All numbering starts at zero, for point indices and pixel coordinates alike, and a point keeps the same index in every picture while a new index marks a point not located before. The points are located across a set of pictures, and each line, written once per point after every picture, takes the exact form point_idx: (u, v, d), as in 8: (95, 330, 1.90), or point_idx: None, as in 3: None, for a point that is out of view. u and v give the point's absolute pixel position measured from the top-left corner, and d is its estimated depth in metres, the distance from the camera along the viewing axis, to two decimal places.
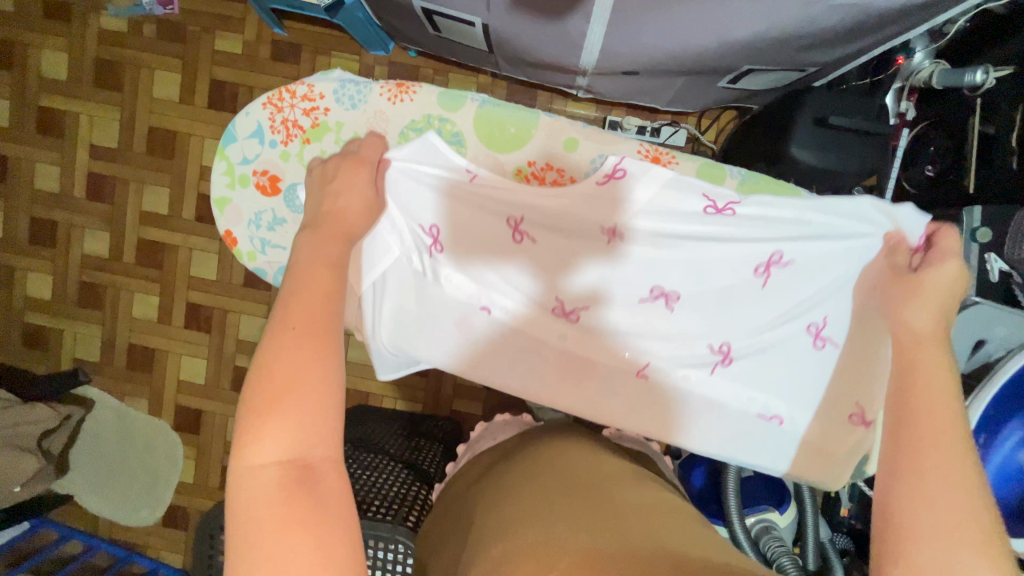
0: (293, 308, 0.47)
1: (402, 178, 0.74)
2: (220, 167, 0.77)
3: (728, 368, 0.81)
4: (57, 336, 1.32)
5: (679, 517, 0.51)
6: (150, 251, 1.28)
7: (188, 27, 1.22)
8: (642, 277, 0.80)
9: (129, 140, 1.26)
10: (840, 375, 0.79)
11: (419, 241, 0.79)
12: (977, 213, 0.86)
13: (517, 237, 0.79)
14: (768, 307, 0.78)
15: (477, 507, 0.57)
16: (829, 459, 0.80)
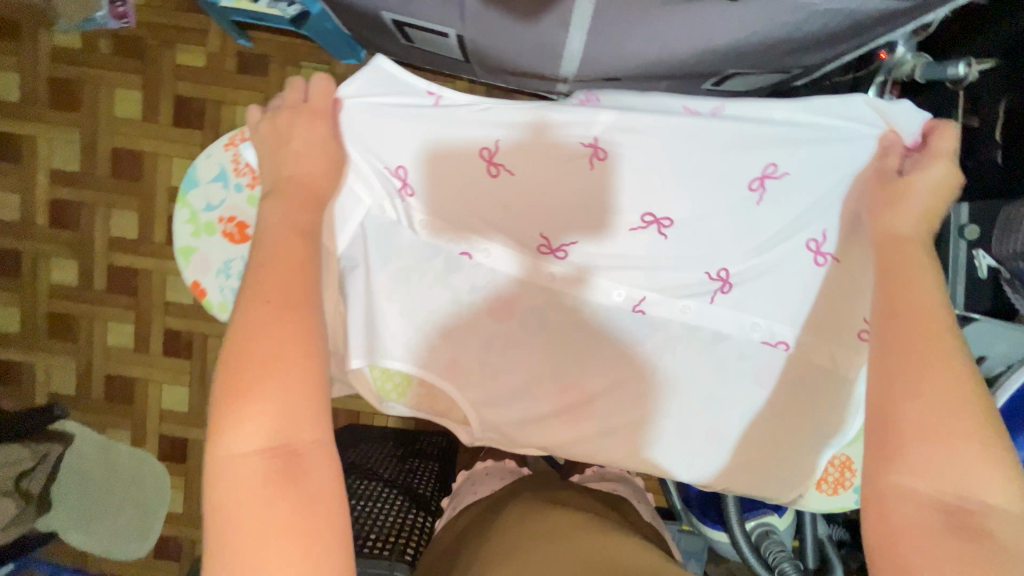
0: (270, 288, 0.49)
1: (362, 116, 0.61)
2: (182, 215, 0.70)
3: (728, 295, 0.74)
4: (30, 371, 1.27)
5: (659, 562, 0.52)
6: (122, 278, 1.23)
7: (146, 41, 1.16)
8: (637, 200, 0.68)
9: (93, 164, 1.20)
10: (835, 292, 0.71)
11: (387, 185, 0.66)
12: (964, 211, 0.85)
13: (492, 171, 0.65)
14: (763, 226, 0.69)
15: (467, 554, 0.59)
16: (829, 391, 0.74)
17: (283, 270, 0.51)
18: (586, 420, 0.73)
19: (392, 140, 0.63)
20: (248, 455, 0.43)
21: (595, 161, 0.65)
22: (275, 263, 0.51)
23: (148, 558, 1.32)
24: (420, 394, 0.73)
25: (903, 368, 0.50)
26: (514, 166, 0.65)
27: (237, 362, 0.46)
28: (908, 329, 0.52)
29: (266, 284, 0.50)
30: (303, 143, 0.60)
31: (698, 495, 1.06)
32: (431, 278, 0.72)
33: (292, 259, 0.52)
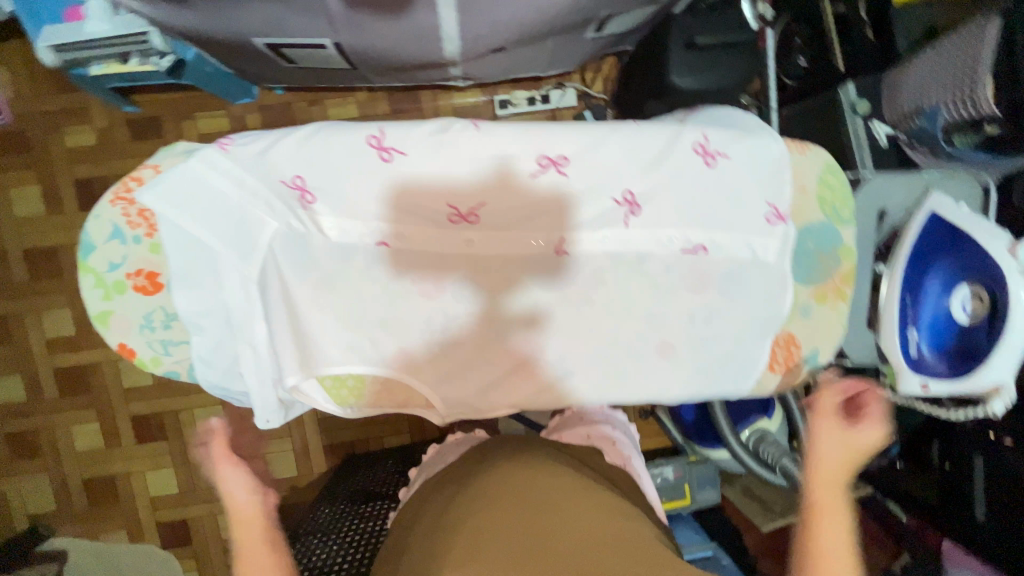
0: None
1: (199, 172, 0.46)
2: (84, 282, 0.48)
3: (639, 214, 0.49)
4: (2, 500, 1.21)
5: (623, 525, 0.57)
6: (72, 378, 1.18)
7: (28, 133, 1.11)
8: (524, 128, 0.48)
9: (7, 272, 1.14)
10: (747, 182, 0.49)
11: (278, 198, 0.47)
12: (851, 90, 0.89)
13: (385, 155, 0.47)
14: (641, 139, 0.48)
15: (435, 530, 0.59)
16: (767, 288, 0.51)
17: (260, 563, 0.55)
18: (540, 374, 0.51)
19: (265, 159, 0.46)
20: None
21: (479, 123, 0.48)
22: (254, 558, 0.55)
23: None
24: (387, 395, 0.52)
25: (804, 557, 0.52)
26: (407, 145, 0.47)
27: None
28: (824, 517, 0.54)
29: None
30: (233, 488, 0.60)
31: (693, 423, 1.11)
32: (358, 297, 0.49)
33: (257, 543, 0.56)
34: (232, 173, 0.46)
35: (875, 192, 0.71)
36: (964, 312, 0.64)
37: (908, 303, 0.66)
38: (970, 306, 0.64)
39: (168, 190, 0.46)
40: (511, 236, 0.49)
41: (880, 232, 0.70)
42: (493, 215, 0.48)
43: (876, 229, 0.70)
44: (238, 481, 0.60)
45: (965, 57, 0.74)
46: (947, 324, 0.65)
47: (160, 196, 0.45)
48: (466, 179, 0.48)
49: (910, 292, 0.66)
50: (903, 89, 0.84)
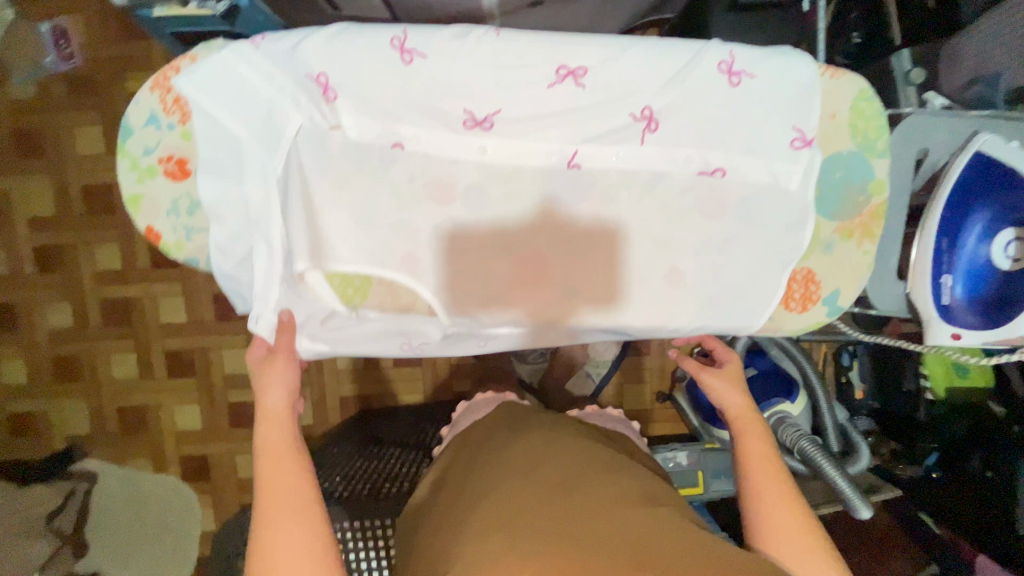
0: (268, 498, 0.49)
1: (236, 64, 0.52)
2: (123, 164, 0.55)
3: (657, 133, 0.58)
4: (43, 419, 1.29)
5: (655, 513, 0.55)
6: (117, 310, 1.26)
7: (96, 76, 1.19)
8: (542, 43, 0.54)
9: (67, 204, 1.23)
10: (760, 113, 0.58)
11: (306, 93, 0.54)
12: (906, 56, 0.83)
13: (406, 58, 0.53)
14: (661, 60, 0.55)
15: (460, 502, 0.60)
16: (766, 212, 0.63)
17: (280, 483, 0.50)
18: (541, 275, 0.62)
19: (295, 55, 0.52)
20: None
21: (500, 30, 0.54)
22: (273, 481, 0.50)
23: None
24: (388, 294, 0.63)
25: (757, 503, 0.58)
26: (429, 48, 0.53)
27: None
28: (761, 467, 0.60)
29: (272, 493, 0.50)
30: (270, 385, 0.54)
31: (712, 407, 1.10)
32: (375, 193, 0.60)
33: (280, 449, 0.52)
34: (262, 66, 0.52)
35: (914, 131, 0.67)
36: (1006, 257, 0.63)
37: (944, 247, 0.64)
38: (1011, 250, 0.63)
39: (203, 77, 0.52)
40: (521, 143, 0.58)
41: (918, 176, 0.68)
42: (506, 122, 0.57)
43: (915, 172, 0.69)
44: (279, 385, 0.54)
45: None
46: (987, 270, 0.64)
47: (197, 88, 0.52)
48: (481, 90, 0.55)
49: (946, 236, 0.64)
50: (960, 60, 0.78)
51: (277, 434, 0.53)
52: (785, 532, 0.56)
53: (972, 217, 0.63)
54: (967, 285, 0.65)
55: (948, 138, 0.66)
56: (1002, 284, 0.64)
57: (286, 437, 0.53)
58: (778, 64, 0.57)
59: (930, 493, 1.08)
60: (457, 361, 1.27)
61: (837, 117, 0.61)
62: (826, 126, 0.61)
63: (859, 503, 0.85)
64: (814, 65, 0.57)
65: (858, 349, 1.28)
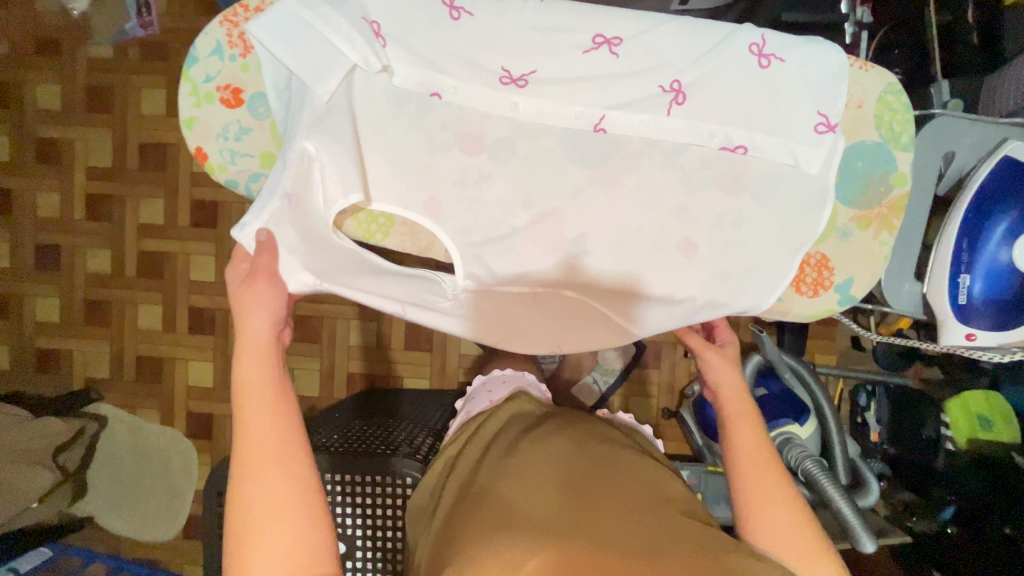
0: (250, 442, 0.50)
1: (298, 11, 0.57)
2: (183, 89, 0.62)
3: (683, 107, 0.63)
4: (67, 358, 1.35)
5: (642, 509, 0.52)
6: (151, 263, 1.32)
7: (169, 44, 1.29)
8: (583, 12, 0.59)
9: (123, 158, 1.31)
10: (782, 97, 0.61)
11: (361, 35, 0.59)
12: (944, 89, 0.85)
13: (454, 14, 0.60)
14: (689, 36, 0.59)
15: (466, 494, 0.60)
16: (781, 195, 0.65)
17: (260, 423, 0.51)
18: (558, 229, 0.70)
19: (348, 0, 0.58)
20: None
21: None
22: (254, 421, 0.51)
23: (176, 540, 1.34)
24: (407, 235, 0.72)
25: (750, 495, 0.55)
26: (475, 7, 0.60)
27: (263, 543, 0.47)
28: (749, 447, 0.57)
29: (255, 441, 0.50)
30: (253, 314, 0.55)
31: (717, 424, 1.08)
32: (395, 139, 0.67)
33: (256, 389, 0.52)
34: (320, 10, 0.57)
35: (942, 134, 0.67)
36: None
37: (964, 248, 0.63)
38: None
39: (269, 18, 0.57)
40: (555, 101, 0.65)
41: (942, 182, 0.69)
42: (540, 82, 0.63)
43: (938, 180, 0.69)
44: (259, 314, 0.55)
45: None
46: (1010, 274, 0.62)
47: (260, 26, 0.56)
48: (520, 52, 0.62)
49: (966, 237, 0.63)
50: (1003, 92, 0.79)
51: (257, 371, 0.53)
52: (777, 528, 0.53)
53: (994, 218, 0.62)
54: (985, 287, 0.63)
55: (977, 144, 0.66)
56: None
57: (266, 374, 0.53)
58: (810, 51, 0.59)
59: (947, 550, 1.02)
60: (467, 351, 1.28)
61: (864, 107, 0.64)
62: (852, 114, 0.65)
63: (859, 533, 0.82)
64: (845, 53, 0.60)
65: (877, 390, 1.24)
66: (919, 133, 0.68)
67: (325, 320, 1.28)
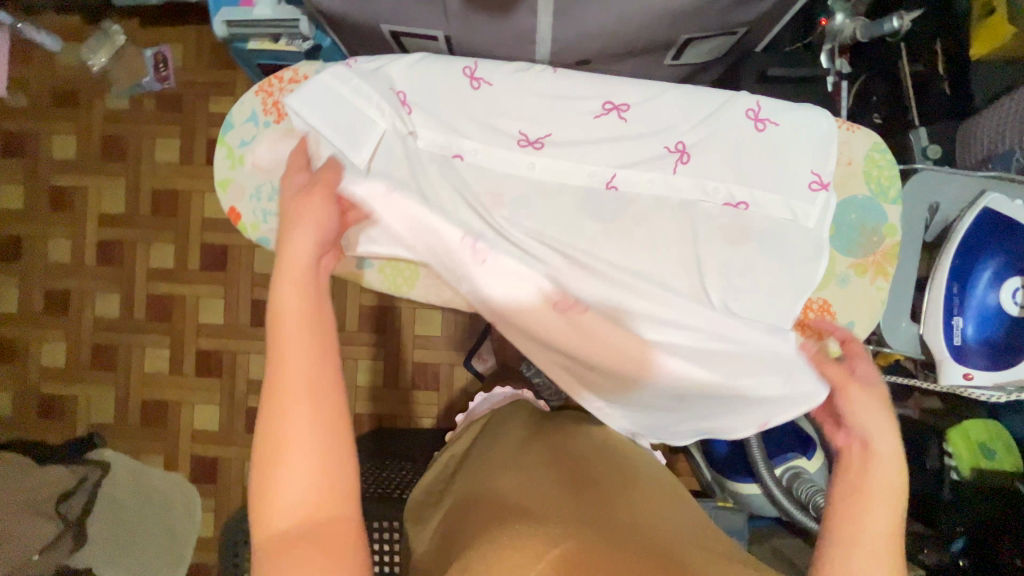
0: (284, 366, 0.46)
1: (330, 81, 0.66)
2: (220, 153, 0.69)
3: (688, 166, 0.68)
4: (71, 402, 1.34)
5: (631, 504, 0.59)
6: (160, 306, 1.33)
7: (184, 96, 1.34)
8: (593, 86, 0.68)
9: (136, 204, 1.34)
10: (775, 153, 0.68)
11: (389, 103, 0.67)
12: (923, 134, 0.91)
13: (474, 85, 0.69)
14: (686, 106, 0.68)
15: (469, 502, 0.62)
16: (788, 242, 0.67)
17: (296, 348, 0.47)
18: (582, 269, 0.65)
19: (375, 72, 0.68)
20: (276, 543, 0.43)
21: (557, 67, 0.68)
22: (290, 342, 0.47)
23: None
24: (435, 285, 0.72)
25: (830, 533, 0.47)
26: (495, 78, 0.68)
27: (278, 465, 0.44)
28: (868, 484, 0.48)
29: (290, 368, 0.46)
30: (301, 234, 0.52)
31: (724, 457, 1.08)
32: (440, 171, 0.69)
33: (293, 310, 0.48)
34: (352, 81, 0.67)
35: (927, 186, 0.73)
36: (1014, 302, 0.67)
37: (954, 291, 0.68)
38: (1019, 297, 0.67)
39: (305, 92, 0.66)
40: (571, 154, 0.69)
41: (930, 229, 0.73)
42: (554, 144, 0.70)
43: (926, 225, 0.74)
44: (304, 237, 0.52)
45: None
46: (1000, 315, 0.68)
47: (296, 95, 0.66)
48: (535, 119, 0.69)
49: (956, 280, 0.68)
50: (974, 137, 0.87)
51: (294, 295, 0.49)
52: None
53: (979, 265, 0.68)
54: (978, 328, 0.68)
55: (957, 195, 0.72)
56: (1014, 330, 0.67)
57: (306, 302, 0.49)
58: (797, 117, 0.68)
59: None
60: (473, 389, 1.29)
61: (854, 165, 0.71)
62: (843, 171, 0.70)
63: None
64: (833, 118, 0.68)
65: None
66: (907, 183, 0.73)
67: None
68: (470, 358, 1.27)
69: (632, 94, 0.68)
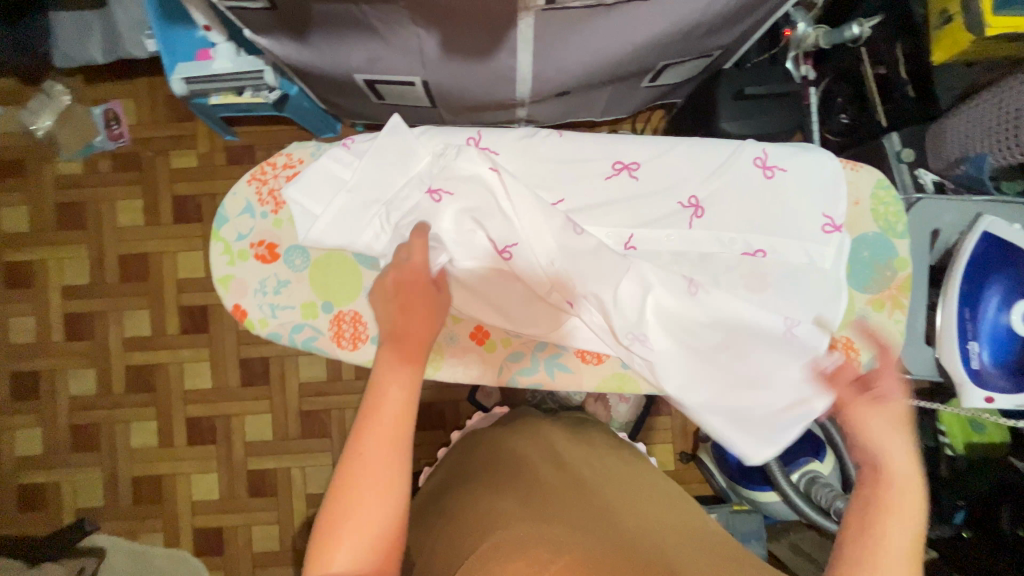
0: (374, 433, 0.49)
1: (328, 166, 0.68)
2: (216, 248, 0.71)
3: (704, 220, 0.69)
4: (55, 490, 1.26)
5: (640, 513, 0.61)
6: (141, 377, 1.26)
7: (142, 153, 1.26)
8: (601, 150, 0.70)
9: (101, 272, 1.26)
10: (779, 196, 0.70)
11: (399, 174, 0.68)
12: (896, 139, 0.96)
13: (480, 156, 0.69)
14: (696, 159, 0.70)
15: (474, 497, 0.65)
16: (807, 280, 0.68)
17: (386, 419, 0.50)
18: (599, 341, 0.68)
19: (375, 151, 0.68)
20: None
21: (562, 131, 0.71)
22: (380, 408, 0.50)
23: None
24: (459, 364, 0.70)
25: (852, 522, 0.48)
26: (500, 147, 0.69)
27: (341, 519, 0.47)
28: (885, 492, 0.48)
29: (376, 432, 0.49)
30: (416, 320, 0.57)
31: (738, 465, 1.11)
32: (454, 234, 0.65)
33: (397, 391, 0.52)
34: (355, 164, 0.68)
35: (929, 214, 0.81)
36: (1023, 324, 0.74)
37: (967, 317, 0.76)
38: None
39: (304, 181, 0.68)
40: (587, 219, 0.69)
41: (934, 251, 0.81)
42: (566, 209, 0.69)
43: (931, 247, 0.81)
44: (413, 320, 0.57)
45: (1004, 108, 0.82)
46: (1010, 336, 0.75)
47: (296, 185, 0.68)
48: (547, 186, 0.69)
49: (968, 306, 0.76)
50: (946, 139, 0.90)
51: (403, 371, 0.53)
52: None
53: (988, 292, 0.75)
54: (993, 351, 0.75)
55: (954, 220, 0.80)
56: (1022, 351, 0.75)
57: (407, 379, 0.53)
58: (802, 159, 0.70)
59: None
60: None
61: (860, 204, 0.73)
62: (852, 211, 0.73)
63: None
64: (836, 159, 0.71)
65: None
66: (911, 212, 0.80)
67: (332, 411, 1.25)
68: (476, 395, 1.25)
69: (637, 150, 0.70)
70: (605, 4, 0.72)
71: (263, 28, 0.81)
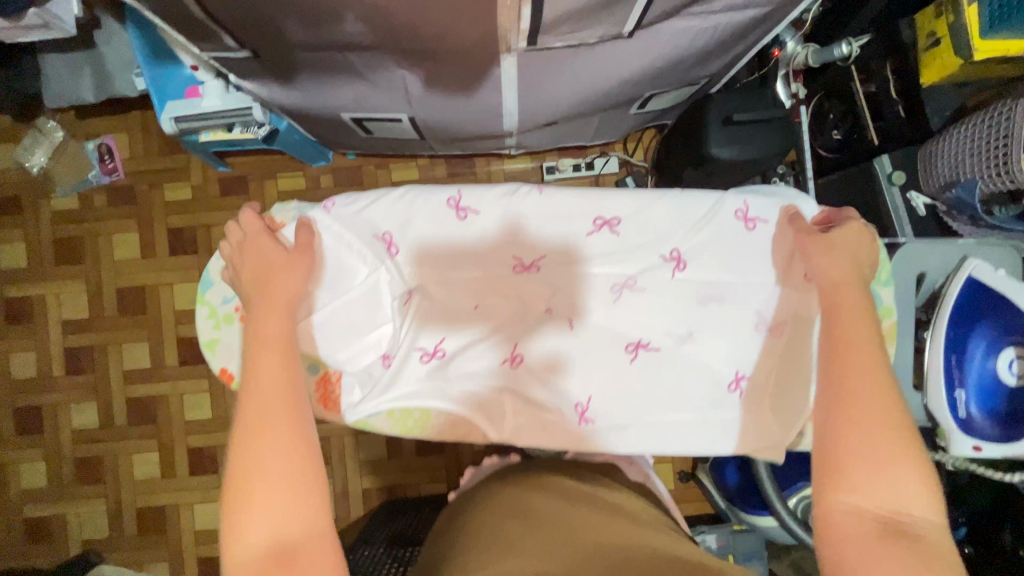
0: (253, 394, 0.52)
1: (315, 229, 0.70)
2: (203, 313, 0.72)
3: (684, 273, 0.73)
4: (61, 523, 1.27)
5: (629, 530, 0.56)
6: (141, 408, 1.27)
7: (136, 186, 1.27)
8: (582, 205, 0.71)
9: (100, 307, 1.27)
10: (756, 247, 0.72)
11: (375, 247, 0.71)
12: (887, 161, 0.99)
13: (462, 216, 0.71)
14: (677, 211, 0.72)
15: (457, 546, 0.58)
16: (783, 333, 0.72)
17: (267, 379, 0.53)
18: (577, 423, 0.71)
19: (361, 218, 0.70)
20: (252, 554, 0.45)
21: (542, 187, 0.71)
22: (258, 371, 0.54)
23: None
24: (446, 421, 0.71)
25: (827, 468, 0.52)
26: (480, 206, 0.71)
27: (242, 477, 0.48)
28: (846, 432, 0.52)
29: (258, 394, 0.52)
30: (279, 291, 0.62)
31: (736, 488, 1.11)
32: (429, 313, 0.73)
33: (270, 359, 0.55)
34: (334, 228, 0.70)
35: (916, 254, 0.82)
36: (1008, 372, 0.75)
37: (954, 363, 0.76)
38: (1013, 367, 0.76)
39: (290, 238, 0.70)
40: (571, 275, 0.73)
41: (920, 295, 0.82)
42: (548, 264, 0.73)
43: (917, 292, 0.83)
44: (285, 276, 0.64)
45: (990, 136, 0.82)
46: (996, 384, 0.76)
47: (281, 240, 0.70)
48: (530, 246, 0.72)
49: (955, 353, 0.76)
50: (938, 161, 0.91)
51: (272, 344, 0.57)
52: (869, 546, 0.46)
53: (973, 340, 0.76)
54: (981, 399, 0.76)
55: (941, 265, 0.82)
56: (1009, 399, 0.76)
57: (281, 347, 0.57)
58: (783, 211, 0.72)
59: None
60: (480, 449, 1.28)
61: None
62: None
63: None
64: (818, 210, 0.72)
65: None
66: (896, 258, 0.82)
67: (332, 438, 1.26)
68: None
69: (618, 205, 0.71)
70: (587, 43, 0.72)
71: (247, 73, 0.81)
